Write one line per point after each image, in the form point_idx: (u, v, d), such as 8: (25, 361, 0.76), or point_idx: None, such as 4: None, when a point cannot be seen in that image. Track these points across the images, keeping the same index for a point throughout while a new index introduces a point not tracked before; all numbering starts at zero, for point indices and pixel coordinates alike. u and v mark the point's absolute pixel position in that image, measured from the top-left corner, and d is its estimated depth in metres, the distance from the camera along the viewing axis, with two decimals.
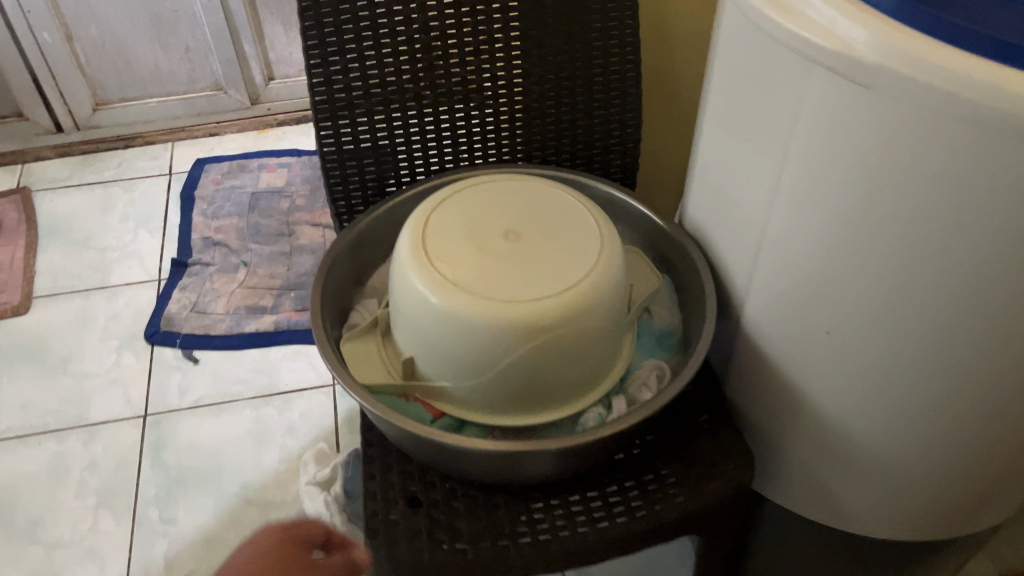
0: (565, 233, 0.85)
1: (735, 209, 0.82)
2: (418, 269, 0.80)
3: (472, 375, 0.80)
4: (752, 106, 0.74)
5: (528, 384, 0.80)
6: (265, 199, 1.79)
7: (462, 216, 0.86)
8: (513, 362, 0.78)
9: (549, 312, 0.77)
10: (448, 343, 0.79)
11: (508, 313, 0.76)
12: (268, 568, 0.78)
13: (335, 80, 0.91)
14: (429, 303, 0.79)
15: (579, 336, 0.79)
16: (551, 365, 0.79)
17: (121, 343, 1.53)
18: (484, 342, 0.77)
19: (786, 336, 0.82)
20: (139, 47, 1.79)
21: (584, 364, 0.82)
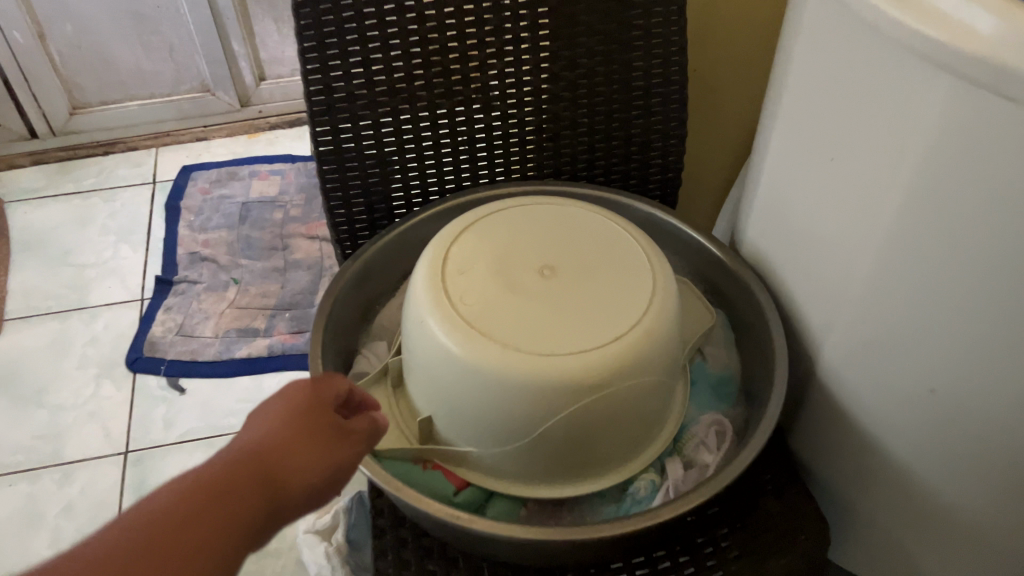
0: (609, 268, 0.73)
1: (812, 239, 0.70)
2: (436, 313, 0.68)
3: (498, 441, 0.68)
4: (845, 118, 0.62)
5: (565, 452, 0.68)
6: (257, 209, 1.66)
7: (487, 246, 0.74)
8: (548, 428, 0.66)
9: (593, 370, 0.64)
10: (470, 402, 0.67)
11: (544, 371, 0.63)
12: (297, 437, 0.55)
13: (336, 88, 0.78)
14: (450, 356, 0.66)
15: (627, 397, 0.67)
16: (593, 430, 0.67)
17: (100, 371, 1.40)
18: (514, 404, 0.65)
19: (872, 392, 0.69)
20: (119, 48, 1.65)
21: (632, 426, 0.69)
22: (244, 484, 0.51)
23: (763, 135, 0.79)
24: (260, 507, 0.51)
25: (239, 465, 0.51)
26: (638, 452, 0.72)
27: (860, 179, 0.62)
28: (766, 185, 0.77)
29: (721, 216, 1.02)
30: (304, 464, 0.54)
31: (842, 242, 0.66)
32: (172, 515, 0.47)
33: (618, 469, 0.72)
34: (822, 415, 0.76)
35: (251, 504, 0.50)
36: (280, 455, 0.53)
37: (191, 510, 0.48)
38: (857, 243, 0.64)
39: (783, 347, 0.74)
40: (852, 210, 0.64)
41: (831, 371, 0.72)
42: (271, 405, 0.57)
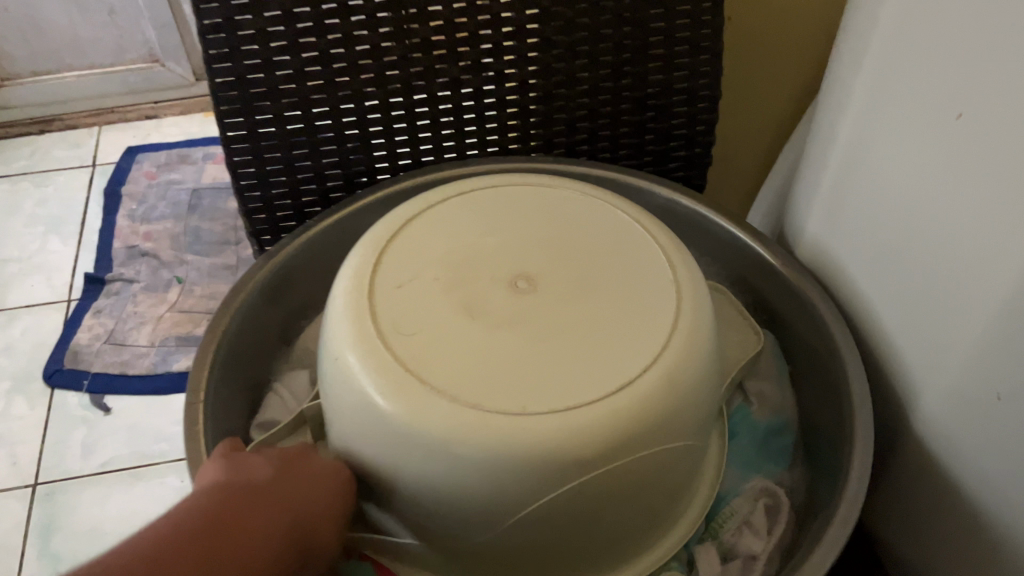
0: (617, 277, 0.51)
1: (921, 240, 0.48)
2: (360, 345, 0.46)
3: (454, 533, 0.47)
4: (1002, 52, 0.39)
5: (554, 548, 0.47)
6: (209, 197, 1.44)
7: (444, 245, 0.52)
8: (526, 518, 0.45)
9: (592, 436, 0.43)
10: (408, 480, 0.45)
11: (518, 441, 0.42)
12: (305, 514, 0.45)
13: (241, 22, 0.56)
14: (376, 409, 0.44)
15: (643, 471, 0.45)
16: (596, 520, 0.46)
17: (12, 386, 1.17)
18: (475, 486, 0.44)
19: (1005, 478, 0.45)
20: (50, 9, 1.44)
21: (654, 507, 0.48)
22: (264, 532, 0.42)
23: (833, 90, 0.56)
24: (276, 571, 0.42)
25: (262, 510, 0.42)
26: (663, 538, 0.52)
27: (1008, 150, 0.40)
28: (841, 159, 0.55)
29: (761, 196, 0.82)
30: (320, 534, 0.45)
31: (966, 246, 0.44)
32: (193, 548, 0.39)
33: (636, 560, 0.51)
34: (920, 487, 0.53)
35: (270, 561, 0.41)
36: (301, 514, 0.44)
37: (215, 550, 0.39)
38: (990, 248, 0.42)
39: (865, 392, 0.52)
40: (990, 196, 0.42)
41: (934, 428, 0.50)
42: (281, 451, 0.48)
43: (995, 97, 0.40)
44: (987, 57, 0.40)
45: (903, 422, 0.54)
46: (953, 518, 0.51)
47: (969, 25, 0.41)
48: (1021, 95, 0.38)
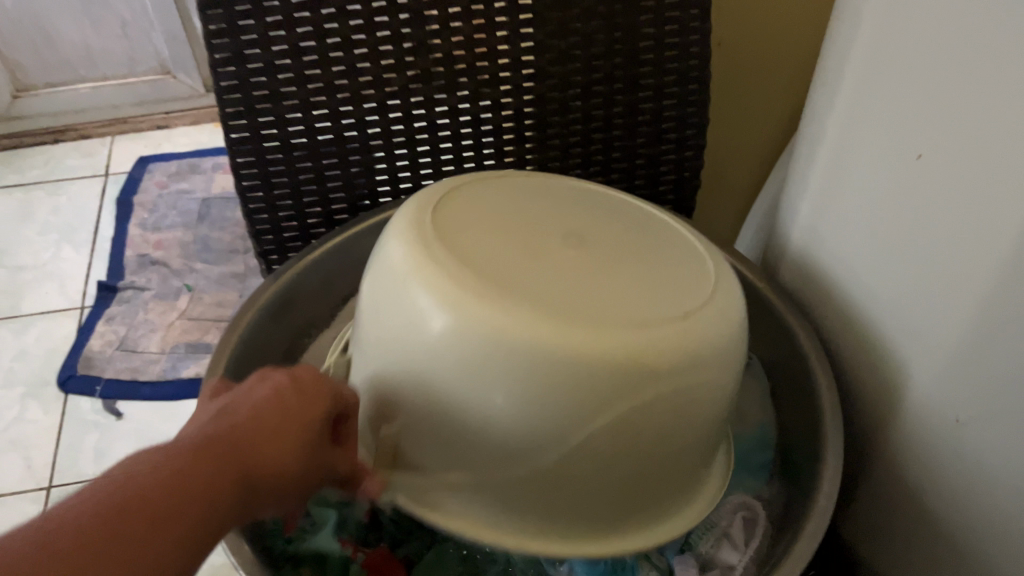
0: (649, 246, 0.55)
1: (893, 264, 0.51)
2: (424, 266, 0.48)
3: (497, 461, 0.48)
4: (956, 98, 0.43)
5: (589, 485, 0.48)
6: (218, 207, 1.48)
7: (488, 207, 0.54)
8: (570, 444, 0.47)
9: (642, 361, 0.45)
10: (463, 401, 0.47)
11: (580, 354, 0.44)
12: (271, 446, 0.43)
13: (250, 56, 0.60)
14: (450, 320, 0.46)
15: (681, 404, 0.48)
16: (631, 454, 0.48)
17: (27, 391, 1.19)
18: (530, 404, 0.45)
19: (973, 493, 0.48)
20: (65, 23, 1.48)
21: (678, 452, 0.50)
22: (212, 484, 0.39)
23: (808, 126, 0.59)
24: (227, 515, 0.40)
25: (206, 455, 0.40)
26: (675, 499, 0.53)
27: (966, 184, 0.43)
28: (815, 193, 0.58)
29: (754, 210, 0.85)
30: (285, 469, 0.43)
31: (932, 271, 0.47)
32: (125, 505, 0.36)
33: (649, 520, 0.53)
34: (894, 501, 0.56)
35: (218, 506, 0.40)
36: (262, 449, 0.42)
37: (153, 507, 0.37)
38: (954, 273, 0.45)
39: (838, 413, 0.55)
40: (951, 225, 0.45)
41: (908, 445, 0.53)
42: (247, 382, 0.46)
43: (952, 135, 0.43)
44: (945, 103, 0.44)
45: (878, 440, 0.57)
46: (927, 533, 0.54)
47: (926, 71, 0.45)
48: (979, 140, 0.42)
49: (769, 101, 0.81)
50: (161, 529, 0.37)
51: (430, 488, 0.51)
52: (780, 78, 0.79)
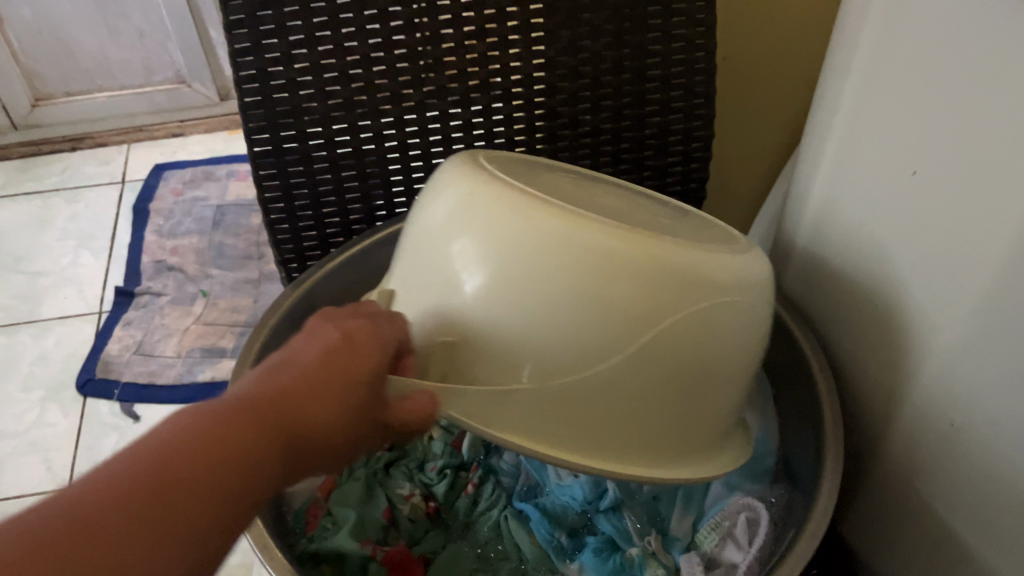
0: (677, 221, 0.57)
1: (893, 270, 0.53)
2: (470, 191, 0.50)
3: (537, 377, 0.49)
4: (947, 117, 0.45)
5: (622, 399, 0.50)
6: (232, 214, 1.50)
7: (522, 169, 0.57)
8: (605, 359, 0.48)
9: (672, 276, 0.48)
10: (503, 321, 0.48)
11: (618, 263, 0.47)
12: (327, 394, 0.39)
13: (273, 74, 0.62)
14: (517, 221, 0.48)
15: (710, 325, 0.50)
16: (663, 371, 0.50)
17: (47, 394, 1.20)
18: (568, 316, 0.47)
19: (970, 493, 0.50)
20: (84, 32, 1.51)
21: (703, 381, 0.52)
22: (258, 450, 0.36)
23: (806, 143, 0.62)
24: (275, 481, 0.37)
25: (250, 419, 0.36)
26: (696, 439, 0.55)
27: (959, 195, 0.45)
28: (815, 207, 0.61)
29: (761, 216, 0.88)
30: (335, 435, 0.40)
31: (929, 278, 0.49)
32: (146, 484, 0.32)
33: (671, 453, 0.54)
34: (894, 502, 0.58)
35: (265, 472, 0.36)
36: (314, 408, 0.39)
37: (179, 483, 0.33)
38: (950, 278, 0.48)
39: (838, 416, 0.58)
40: (946, 233, 0.47)
41: (907, 447, 0.55)
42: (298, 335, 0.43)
43: (946, 150, 0.46)
44: (936, 123, 0.46)
45: (878, 442, 0.59)
46: (926, 533, 0.56)
47: (919, 91, 0.47)
48: (970, 156, 0.44)
49: (774, 113, 0.84)
50: (189, 508, 0.33)
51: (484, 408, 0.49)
52: (783, 92, 0.82)
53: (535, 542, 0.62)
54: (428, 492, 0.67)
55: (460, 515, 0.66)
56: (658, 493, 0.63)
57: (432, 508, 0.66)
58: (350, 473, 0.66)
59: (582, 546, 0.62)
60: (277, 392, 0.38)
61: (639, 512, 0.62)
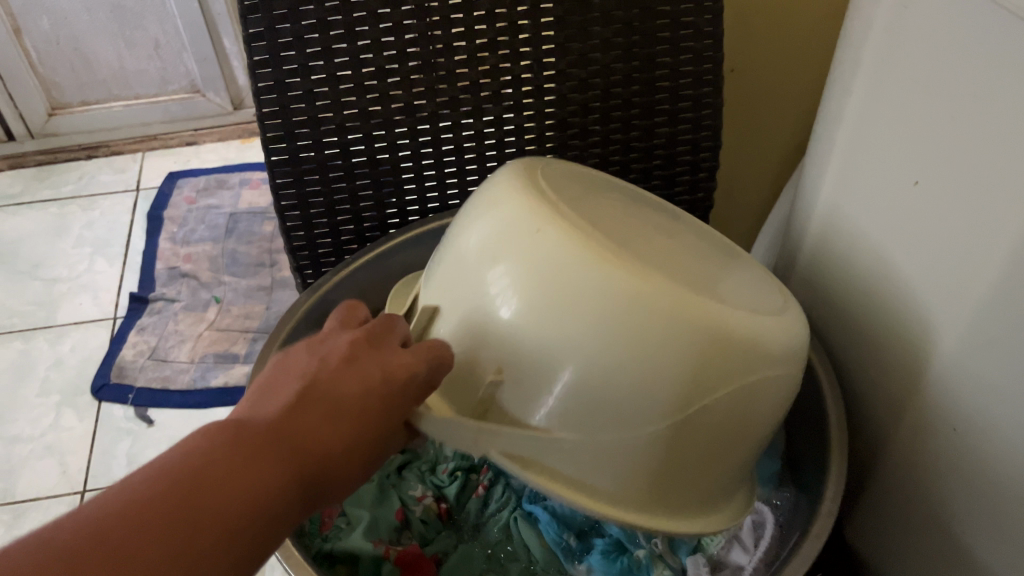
0: (701, 255, 0.58)
1: (896, 282, 0.54)
2: (523, 227, 0.50)
3: (569, 426, 0.51)
4: (944, 130, 0.47)
5: (648, 455, 0.51)
6: (245, 221, 1.52)
7: (578, 190, 0.58)
8: (633, 417, 0.49)
9: (709, 342, 0.48)
10: (540, 369, 0.49)
11: (658, 325, 0.47)
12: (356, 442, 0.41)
13: (291, 85, 0.64)
14: (581, 262, 0.48)
15: (739, 397, 0.51)
16: (686, 433, 0.51)
17: (63, 399, 1.22)
18: (602, 374, 0.48)
19: (970, 496, 0.52)
20: (100, 43, 1.53)
21: (725, 442, 0.53)
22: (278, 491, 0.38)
23: (812, 153, 0.63)
24: (297, 513, 0.39)
25: (277, 451, 0.38)
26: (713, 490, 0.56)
27: (957, 204, 0.47)
28: (820, 218, 0.62)
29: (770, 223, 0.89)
30: (356, 469, 0.41)
31: (930, 286, 0.51)
32: (168, 518, 0.34)
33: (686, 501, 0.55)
34: (897, 506, 0.59)
35: (286, 514, 0.38)
36: (339, 441, 0.40)
37: (197, 522, 0.35)
38: (952, 292, 0.49)
39: (843, 421, 0.59)
40: (945, 240, 0.48)
41: (910, 451, 0.57)
42: (331, 354, 0.44)
43: (944, 160, 0.47)
44: (933, 135, 0.48)
45: (881, 446, 0.60)
46: (929, 537, 0.57)
47: (918, 104, 0.49)
48: (966, 166, 0.45)
49: (781, 125, 0.85)
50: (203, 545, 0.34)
51: (522, 451, 0.51)
52: (790, 102, 0.83)
53: (545, 543, 0.63)
54: (440, 494, 0.69)
55: (470, 517, 0.68)
56: None
57: (444, 510, 0.67)
58: None
59: (591, 548, 0.63)
60: (307, 425, 0.40)
61: None
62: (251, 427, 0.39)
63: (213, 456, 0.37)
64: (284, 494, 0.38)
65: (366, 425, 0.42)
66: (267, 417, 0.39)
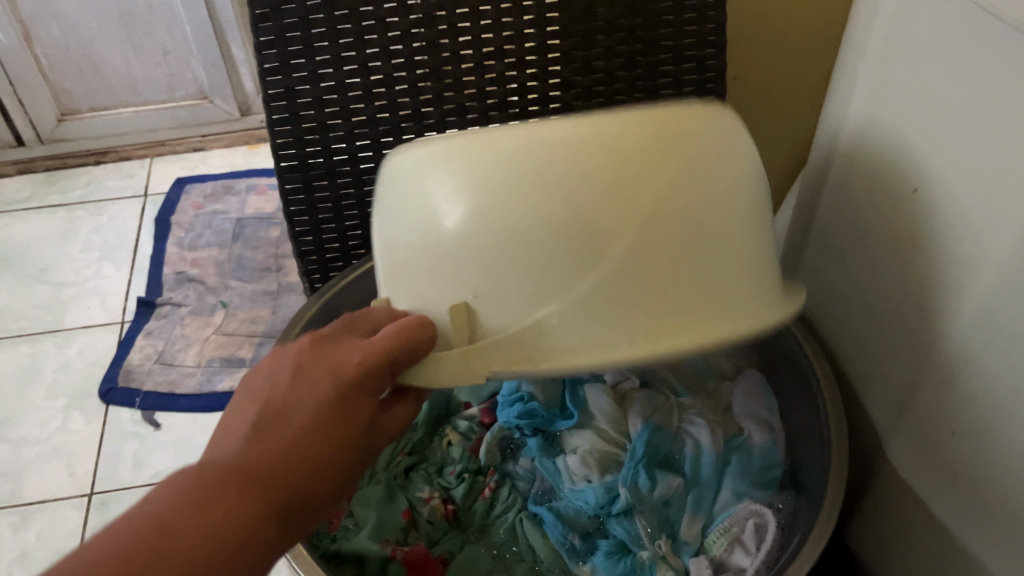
0: None
1: (897, 284, 0.55)
2: (412, 158, 0.52)
3: (542, 296, 0.50)
4: (939, 133, 0.48)
5: (639, 276, 0.49)
6: (252, 227, 1.53)
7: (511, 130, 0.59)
8: (590, 230, 0.48)
9: (624, 144, 0.48)
10: (490, 247, 0.50)
11: (565, 149, 0.48)
12: (320, 433, 0.42)
13: (300, 92, 0.66)
14: (493, 138, 0.50)
15: (686, 172, 0.49)
16: (660, 235, 0.49)
17: (70, 402, 1.23)
18: (545, 217, 0.48)
19: (972, 500, 0.52)
20: (109, 50, 1.55)
21: (711, 229, 0.50)
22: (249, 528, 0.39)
23: (815, 162, 0.64)
24: (275, 545, 0.40)
25: (243, 501, 0.39)
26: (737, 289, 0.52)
27: (955, 212, 0.48)
28: (827, 222, 0.63)
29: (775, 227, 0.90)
30: (328, 489, 0.42)
31: (934, 256, 0.51)
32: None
33: (722, 309, 0.51)
34: (899, 509, 0.60)
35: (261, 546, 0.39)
36: (303, 474, 0.41)
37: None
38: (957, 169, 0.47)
39: (843, 423, 0.60)
40: (945, 247, 0.49)
41: (911, 454, 0.57)
42: (281, 367, 0.44)
43: (942, 170, 0.48)
44: (930, 141, 0.49)
45: (882, 450, 0.61)
46: (929, 540, 0.57)
47: (915, 112, 0.50)
48: (963, 172, 0.46)
49: (785, 131, 0.86)
50: None
51: (519, 347, 0.50)
52: (793, 109, 0.84)
53: (549, 543, 0.65)
54: (447, 495, 0.70)
55: (477, 517, 0.69)
56: (670, 499, 0.63)
57: (451, 511, 0.68)
58: (372, 475, 0.69)
59: (594, 549, 0.64)
60: (267, 465, 0.40)
61: (651, 517, 0.63)
62: (216, 473, 0.39)
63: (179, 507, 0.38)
64: (254, 535, 0.39)
65: (329, 443, 0.42)
66: (227, 462, 0.40)
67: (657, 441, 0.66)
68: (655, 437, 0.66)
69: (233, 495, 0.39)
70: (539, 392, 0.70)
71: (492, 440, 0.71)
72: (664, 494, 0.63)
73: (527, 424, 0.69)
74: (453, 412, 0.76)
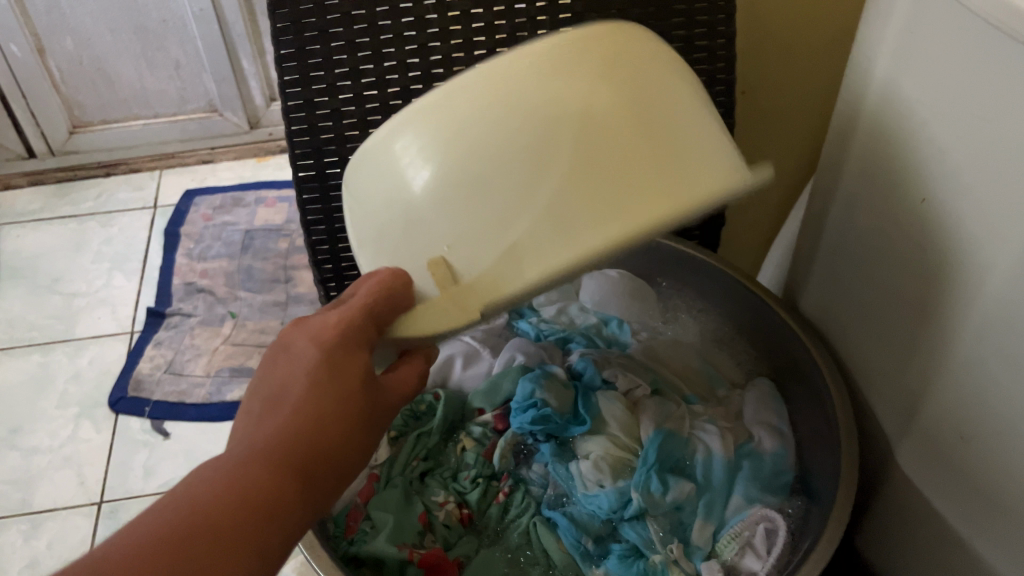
0: None
1: (901, 293, 0.56)
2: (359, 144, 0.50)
3: (518, 220, 0.44)
4: (946, 140, 0.49)
5: (618, 163, 0.43)
6: (261, 238, 1.54)
7: None
8: (550, 143, 0.43)
9: (553, 58, 0.44)
10: (450, 195, 0.45)
11: (502, 80, 0.44)
12: (314, 398, 0.38)
13: (319, 104, 0.68)
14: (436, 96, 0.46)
15: (631, 59, 0.45)
16: (611, 125, 0.43)
17: (81, 410, 1.24)
18: (500, 153, 0.44)
19: (978, 501, 0.53)
20: (122, 64, 1.57)
21: (669, 97, 0.44)
22: (274, 491, 0.35)
23: (822, 171, 0.66)
24: (305, 508, 0.36)
25: (262, 471, 0.36)
26: (706, 144, 0.44)
27: (959, 219, 0.49)
28: (836, 230, 0.65)
29: (784, 234, 0.92)
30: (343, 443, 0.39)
31: (944, 249, 0.51)
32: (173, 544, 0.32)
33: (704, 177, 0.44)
34: (906, 511, 0.61)
35: (290, 509, 0.35)
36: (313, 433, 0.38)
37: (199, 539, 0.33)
38: (965, 158, 0.48)
39: (853, 428, 0.61)
40: (952, 252, 0.50)
41: (920, 458, 0.58)
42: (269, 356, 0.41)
43: (946, 179, 0.50)
44: (936, 148, 0.50)
45: (891, 454, 0.62)
46: (934, 537, 0.58)
47: (922, 122, 0.51)
48: (963, 178, 0.48)
49: (792, 143, 0.88)
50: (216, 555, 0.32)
51: (504, 274, 0.45)
52: (799, 122, 0.85)
53: (564, 547, 0.65)
54: (463, 500, 0.71)
55: (492, 522, 0.70)
56: (682, 504, 0.64)
57: (466, 516, 0.70)
58: (388, 480, 0.70)
59: (608, 553, 0.65)
60: (270, 435, 0.37)
61: (663, 521, 0.64)
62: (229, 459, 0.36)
63: (201, 487, 0.35)
64: (281, 495, 0.35)
65: (333, 397, 0.39)
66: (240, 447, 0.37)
67: (671, 447, 0.67)
68: (666, 443, 0.67)
69: (240, 472, 0.35)
70: (552, 398, 0.71)
71: (506, 445, 0.72)
72: (676, 499, 0.64)
73: (541, 429, 0.70)
74: (467, 418, 0.77)
